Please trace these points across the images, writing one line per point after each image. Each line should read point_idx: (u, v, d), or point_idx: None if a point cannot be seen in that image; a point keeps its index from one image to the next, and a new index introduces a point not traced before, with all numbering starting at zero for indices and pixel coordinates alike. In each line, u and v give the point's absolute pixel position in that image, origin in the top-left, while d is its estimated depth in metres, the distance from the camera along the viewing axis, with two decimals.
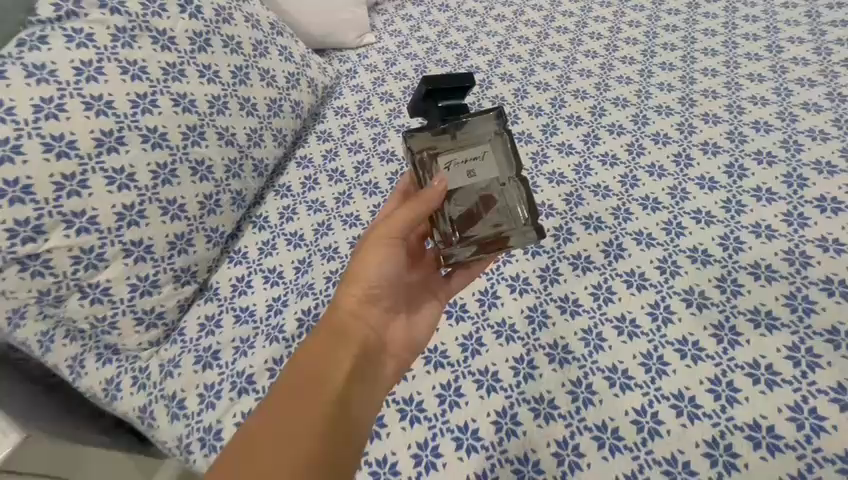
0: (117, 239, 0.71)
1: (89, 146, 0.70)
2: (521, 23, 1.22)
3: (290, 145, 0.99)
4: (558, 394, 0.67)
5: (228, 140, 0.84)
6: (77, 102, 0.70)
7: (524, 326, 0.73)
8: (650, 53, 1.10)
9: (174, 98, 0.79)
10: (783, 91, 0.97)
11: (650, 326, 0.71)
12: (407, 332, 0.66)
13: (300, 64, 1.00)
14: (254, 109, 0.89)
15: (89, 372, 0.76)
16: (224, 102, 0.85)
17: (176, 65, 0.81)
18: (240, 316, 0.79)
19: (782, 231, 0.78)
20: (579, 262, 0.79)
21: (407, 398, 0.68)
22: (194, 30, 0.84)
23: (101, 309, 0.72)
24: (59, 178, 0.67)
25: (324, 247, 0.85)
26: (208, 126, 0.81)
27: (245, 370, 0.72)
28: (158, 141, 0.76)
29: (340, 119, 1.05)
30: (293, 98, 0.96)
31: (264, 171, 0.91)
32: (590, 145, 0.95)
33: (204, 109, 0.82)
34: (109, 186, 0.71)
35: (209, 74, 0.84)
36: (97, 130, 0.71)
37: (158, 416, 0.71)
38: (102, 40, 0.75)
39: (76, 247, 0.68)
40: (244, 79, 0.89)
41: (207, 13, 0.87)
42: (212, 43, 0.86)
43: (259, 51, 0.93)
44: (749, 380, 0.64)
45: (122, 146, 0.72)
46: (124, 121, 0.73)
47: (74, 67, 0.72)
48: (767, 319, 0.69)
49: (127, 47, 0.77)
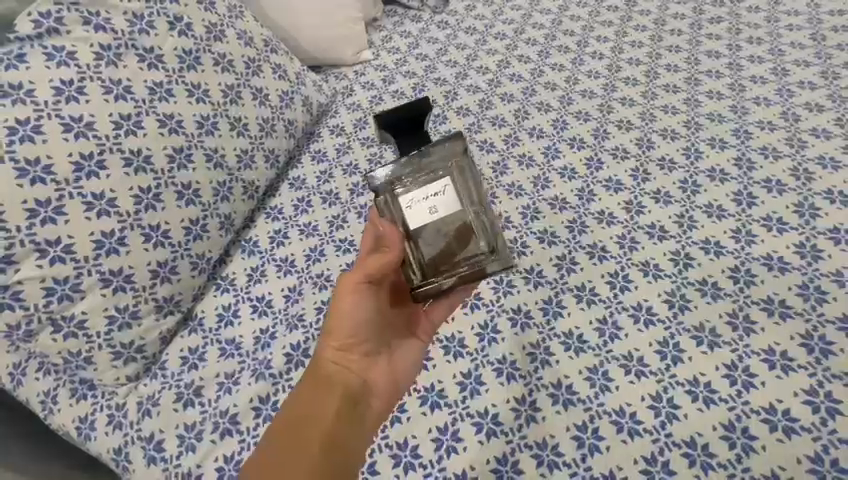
0: (95, 269, 0.67)
1: (66, 171, 0.67)
2: (523, 42, 1.20)
3: (283, 166, 0.95)
4: (562, 439, 0.63)
5: (217, 162, 0.80)
6: (56, 124, 0.68)
7: (526, 364, 0.69)
8: (653, 74, 1.08)
9: (160, 119, 0.75)
10: (790, 116, 0.95)
11: (660, 366, 0.67)
12: (390, 367, 0.66)
13: (295, 82, 0.97)
14: (244, 129, 0.85)
15: (62, 409, 0.70)
16: (213, 122, 0.81)
17: (164, 84, 0.78)
18: (225, 349, 0.74)
19: (794, 264, 0.75)
20: (583, 294, 0.75)
21: (401, 443, 0.64)
22: (183, 48, 0.81)
23: (76, 344, 0.68)
24: (33, 205, 0.65)
25: (316, 275, 0.81)
26: (196, 147, 0.78)
27: (229, 410, 0.68)
28: (142, 165, 0.72)
29: (336, 138, 1.01)
30: (286, 118, 0.93)
31: (255, 193, 0.87)
32: (594, 170, 0.91)
33: (192, 130, 0.78)
34: (87, 212, 0.68)
35: (198, 93, 0.81)
36: (76, 154, 0.68)
37: (134, 458, 0.67)
38: (85, 59, 0.72)
39: (50, 278, 0.65)
40: (236, 98, 0.85)
41: (198, 30, 0.84)
42: (202, 61, 0.83)
43: (251, 69, 0.90)
44: (766, 427, 0.61)
45: (102, 170, 0.69)
46: (105, 144, 0.70)
47: (54, 87, 0.69)
48: (784, 360, 0.65)
49: (111, 66, 0.74)
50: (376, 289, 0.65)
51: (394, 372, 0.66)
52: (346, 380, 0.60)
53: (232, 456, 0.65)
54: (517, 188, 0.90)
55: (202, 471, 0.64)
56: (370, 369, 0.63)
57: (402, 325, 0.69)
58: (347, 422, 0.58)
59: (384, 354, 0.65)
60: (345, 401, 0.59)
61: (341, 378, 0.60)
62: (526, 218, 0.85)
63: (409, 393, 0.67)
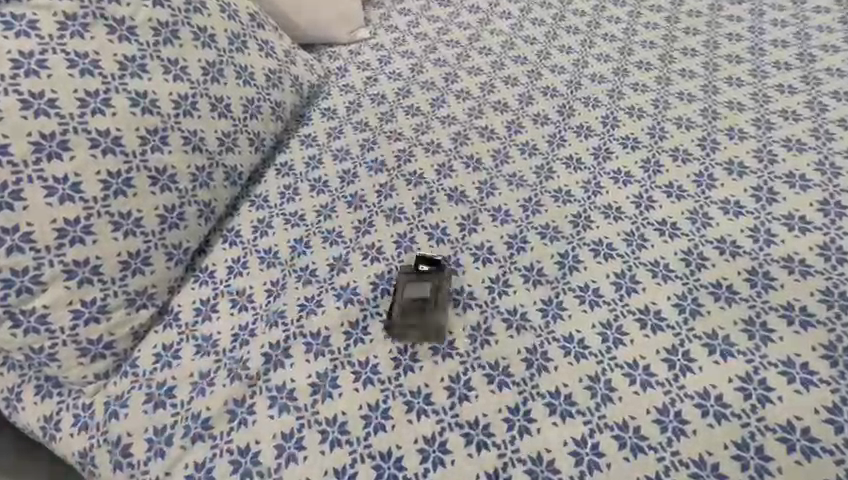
0: (58, 260, 0.63)
1: (25, 152, 0.61)
2: (529, 21, 1.12)
3: (271, 150, 0.89)
4: (559, 455, 0.58)
5: (196, 145, 0.75)
6: (13, 101, 0.62)
7: (521, 371, 0.64)
8: (668, 58, 1.00)
9: (132, 96, 0.70)
10: (817, 105, 0.88)
11: (667, 376, 0.62)
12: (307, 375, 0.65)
13: (283, 61, 0.91)
14: (227, 110, 0.79)
15: (27, 407, 0.66)
16: (193, 102, 0.76)
17: (136, 58, 0.72)
18: (201, 346, 0.69)
19: (817, 267, 0.69)
20: (587, 296, 0.69)
21: (384, 453, 0.59)
22: (158, 21, 0.75)
23: (38, 340, 0.63)
24: None
25: (301, 268, 0.76)
26: (171, 128, 0.72)
27: (201, 413, 0.63)
28: (111, 147, 0.67)
29: (327, 122, 0.95)
30: (273, 98, 0.87)
31: (239, 179, 0.81)
32: (602, 160, 0.85)
33: (168, 110, 0.72)
34: (49, 198, 0.62)
35: (175, 70, 0.75)
36: (36, 133, 0.62)
37: (100, 462, 0.62)
38: (47, 29, 0.66)
39: (8, 269, 0.60)
40: (218, 76, 0.79)
41: (175, 1, 0.78)
42: (180, 35, 0.77)
43: (235, 45, 0.83)
44: (782, 447, 0.55)
45: (65, 152, 0.64)
46: (69, 124, 0.64)
47: (12, 59, 0.63)
48: (804, 373, 0.60)
49: (77, 37, 0.68)
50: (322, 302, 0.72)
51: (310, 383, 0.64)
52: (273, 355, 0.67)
53: (203, 463, 0.60)
54: (518, 179, 0.84)
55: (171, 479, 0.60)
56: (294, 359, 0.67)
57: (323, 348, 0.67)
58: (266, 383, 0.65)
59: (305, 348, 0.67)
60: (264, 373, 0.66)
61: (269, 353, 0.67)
62: (527, 212, 0.79)
63: (395, 398, 0.63)
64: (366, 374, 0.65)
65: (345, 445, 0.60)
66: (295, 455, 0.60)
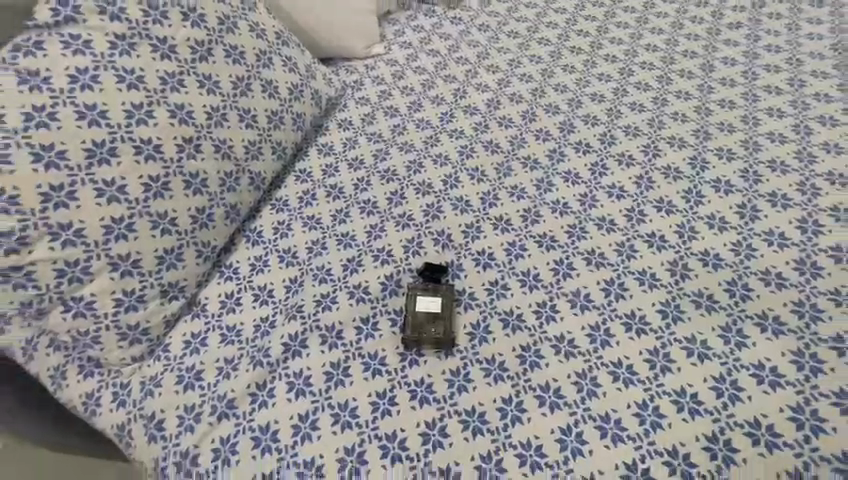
0: (105, 253, 0.70)
1: (79, 157, 0.69)
2: (535, 41, 1.19)
3: (290, 158, 0.97)
4: (546, 441, 0.64)
5: (225, 153, 0.83)
6: (70, 112, 0.69)
7: (515, 365, 0.70)
8: (666, 79, 1.07)
9: (171, 109, 0.77)
10: (803, 129, 0.94)
11: (648, 374, 0.68)
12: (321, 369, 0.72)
13: (304, 75, 0.99)
14: (253, 120, 0.87)
15: (71, 384, 0.74)
16: (223, 114, 0.83)
17: (175, 74, 0.80)
18: (226, 335, 0.76)
19: (791, 280, 0.75)
20: (578, 300, 0.76)
21: (389, 435, 0.66)
22: (196, 40, 0.83)
23: (84, 324, 0.70)
24: (47, 189, 0.67)
25: (317, 267, 0.83)
26: (204, 137, 0.80)
27: (226, 394, 0.70)
28: (152, 154, 0.75)
29: (343, 132, 1.02)
30: (294, 111, 0.95)
31: (261, 184, 0.89)
32: (598, 175, 0.91)
33: (202, 121, 0.80)
34: (98, 198, 0.70)
35: (209, 84, 0.83)
36: (88, 141, 0.70)
37: (136, 435, 0.70)
38: (100, 47, 0.74)
39: (61, 260, 0.68)
40: (246, 90, 0.87)
41: (211, 21, 0.85)
42: (214, 53, 0.85)
43: (262, 62, 0.91)
44: (749, 440, 0.61)
45: (113, 157, 0.72)
46: (117, 133, 0.72)
47: (70, 74, 0.71)
48: (773, 376, 0.66)
49: (125, 55, 0.76)
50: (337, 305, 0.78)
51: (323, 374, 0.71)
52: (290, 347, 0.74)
53: (228, 438, 0.67)
54: (519, 190, 0.90)
55: (199, 452, 0.67)
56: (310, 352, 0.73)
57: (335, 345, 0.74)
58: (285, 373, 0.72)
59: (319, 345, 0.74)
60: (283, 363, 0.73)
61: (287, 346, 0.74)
62: (527, 222, 0.86)
63: (400, 387, 0.70)
64: (375, 365, 0.72)
65: (354, 426, 0.67)
66: (310, 433, 0.67)
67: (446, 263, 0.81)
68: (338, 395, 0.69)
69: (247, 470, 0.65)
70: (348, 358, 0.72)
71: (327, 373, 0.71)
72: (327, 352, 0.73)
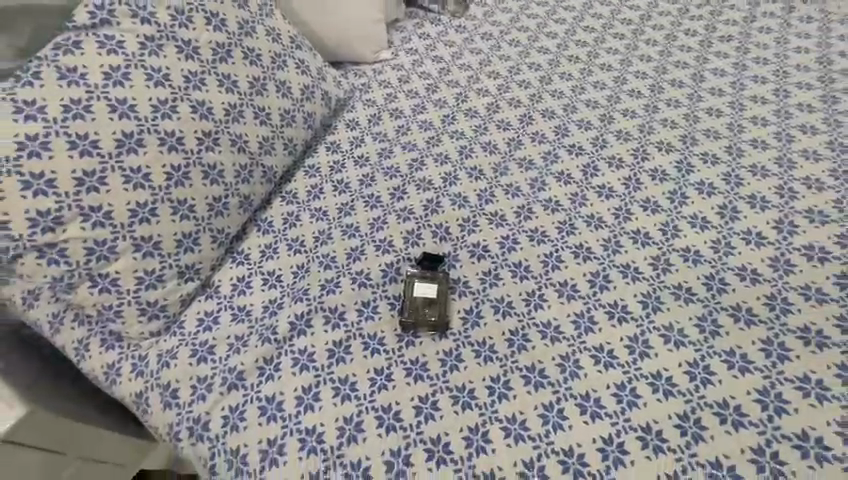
0: (129, 235, 0.75)
1: (110, 147, 0.73)
2: (565, 57, 1.19)
3: (300, 153, 1.01)
4: (588, 449, 0.65)
5: (241, 147, 0.86)
6: (104, 106, 0.74)
7: (554, 373, 0.72)
8: (696, 97, 1.07)
9: (193, 106, 0.81)
10: (837, 146, 0.94)
11: (689, 386, 0.68)
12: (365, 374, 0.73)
13: (316, 77, 1.02)
14: (267, 118, 0.91)
15: (124, 381, 0.77)
16: (240, 111, 0.87)
17: (198, 74, 0.83)
18: (264, 335, 0.77)
19: (832, 295, 0.75)
20: (615, 311, 0.77)
21: (434, 439, 0.67)
22: (217, 42, 0.87)
23: (155, 326, 0.78)
24: (134, 206, 0.75)
25: (355, 272, 0.84)
26: (223, 132, 0.84)
27: (273, 396, 0.71)
28: (175, 146, 0.79)
29: (351, 132, 1.06)
30: (306, 110, 0.99)
31: (273, 177, 0.93)
32: (632, 189, 0.92)
33: (221, 117, 0.84)
34: (126, 185, 0.74)
35: (228, 83, 0.86)
36: (118, 132, 0.74)
37: (184, 435, 0.71)
38: (132, 47, 0.79)
39: (91, 240, 0.72)
40: (261, 90, 0.91)
41: (231, 26, 0.90)
42: (234, 54, 0.89)
43: (277, 64, 0.95)
44: (796, 452, 0.62)
45: (140, 148, 0.76)
46: (144, 126, 0.76)
47: (104, 71, 0.76)
48: (817, 389, 0.67)
49: (154, 56, 0.80)
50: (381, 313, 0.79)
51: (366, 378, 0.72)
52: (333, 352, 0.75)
53: (274, 440, 0.68)
54: (554, 203, 0.92)
55: (247, 451, 0.68)
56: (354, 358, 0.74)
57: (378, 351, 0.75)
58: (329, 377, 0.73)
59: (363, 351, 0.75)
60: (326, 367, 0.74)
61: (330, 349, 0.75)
62: (562, 233, 0.87)
63: (442, 392, 0.71)
64: (416, 370, 0.73)
65: (398, 429, 0.68)
66: (355, 436, 0.68)
67: (442, 254, 0.85)
68: (382, 401, 0.70)
69: (293, 470, 0.67)
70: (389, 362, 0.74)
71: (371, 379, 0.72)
72: (369, 358, 0.74)
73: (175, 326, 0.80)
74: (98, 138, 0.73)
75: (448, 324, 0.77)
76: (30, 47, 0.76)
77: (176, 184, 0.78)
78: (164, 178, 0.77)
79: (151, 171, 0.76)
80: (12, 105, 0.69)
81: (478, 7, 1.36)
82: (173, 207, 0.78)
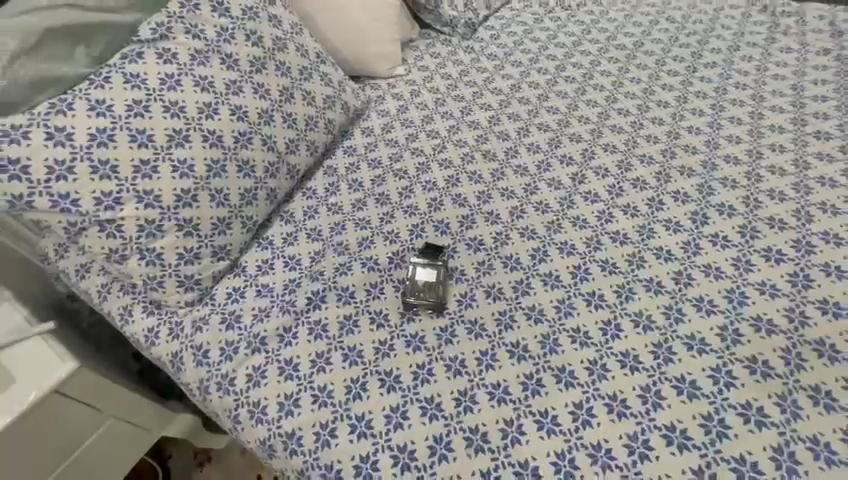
0: (174, 217, 0.87)
1: (163, 141, 0.87)
2: (562, 78, 1.32)
3: (321, 155, 1.13)
4: (561, 412, 0.75)
5: (270, 146, 0.99)
6: (159, 106, 0.88)
7: (536, 349, 0.82)
8: (679, 116, 1.18)
9: (232, 108, 0.94)
10: (801, 163, 1.05)
11: (652, 363, 0.79)
12: (370, 344, 0.84)
13: (337, 89, 1.15)
14: (294, 122, 1.04)
15: (162, 343, 0.88)
16: (271, 115, 1.00)
17: (237, 82, 0.96)
18: (284, 307, 0.88)
19: (785, 290, 0.85)
20: (593, 300, 0.87)
21: (429, 399, 0.78)
22: (254, 56, 1.00)
23: (191, 296, 0.90)
24: (179, 192, 0.87)
25: (365, 258, 0.96)
26: (256, 132, 0.97)
27: (291, 358, 0.83)
28: (216, 142, 0.91)
29: (365, 138, 1.19)
30: (328, 117, 1.11)
31: (296, 175, 1.06)
32: (615, 195, 1.03)
33: (254, 119, 0.97)
34: (174, 174, 0.87)
35: (261, 91, 0.99)
36: (170, 129, 0.88)
37: (213, 389, 0.83)
38: (184, 58, 0.92)
39: (143, 219, 0.85)
40: (289, 98, 1.04)
41: (266, 42, 1.03)
42: (267, 66, 1.02)
43: (304, 75, 1.08)
44: (740, 419, 0.72)
45: (187, 143, 0.89)
46: (191, 124, 0.90)
47: (161, 78, 0.89)
48: (764, 368, 0.76)
49: (202, 66, 0.94)
50: (386, 292, 0.91)
51: (372, 347, 0.83)
52: (344, 325, 0.86)
53: (291, 395, 0.80)
54: (544, 206, 1.03)
55: (267, 403, 0.80)
56: (361, 330, 0.85)
57: (382, 325, 0.86)
58: (339, 345, 0.84)
59: (370, 324, 0.86)
60: (337, 337, 0.85)
61: (342, 322, 0.86)
62: (550, 232, 0.98)
63: (437, 361, 0.82)
64: (416, 342, 0.84)
65: (398, 390, 0.79)
66: (360, 393, 0.79)
67: (442, 246, 0.97)
68: (385, 366, 0.81)
69: (307, 421, 0.77)
70: (392, 335, 0.85)
71: (375, 347, 0.83)
72: (375, 330, 0.85)
73: (208, 297, 0.91)
74: (154, 133, 0.86)
75: (445, 305, 0.88)
76: (103, 55, 0.89)
77: (215, 175, 0.91)
78: (205, 169, 0.90)
79: (195, 163, 0.89)
80: (87, 103, 0.83)
81: (485, 30, 1.50)
82: (212, 195, 0.90)
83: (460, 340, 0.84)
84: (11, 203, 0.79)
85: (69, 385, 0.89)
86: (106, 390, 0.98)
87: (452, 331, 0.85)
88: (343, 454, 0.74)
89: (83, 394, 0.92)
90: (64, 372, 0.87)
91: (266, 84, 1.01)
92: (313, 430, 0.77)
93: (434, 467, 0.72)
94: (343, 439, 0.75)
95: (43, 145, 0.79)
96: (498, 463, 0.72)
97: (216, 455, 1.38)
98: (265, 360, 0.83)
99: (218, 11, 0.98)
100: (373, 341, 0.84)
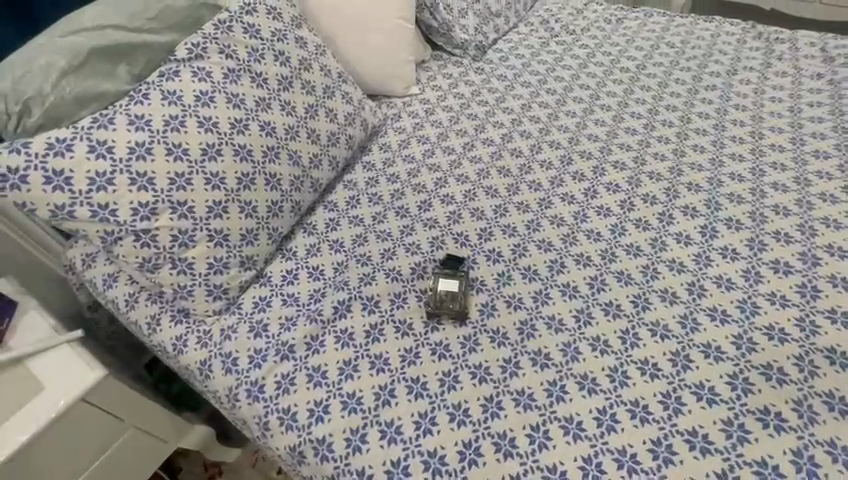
0: (206, 228, 0.90)
1: (197, 154, 0.90)
2: (570, 98, 1.37)
3: (341, 169, 1.17)
4: (585, 417, 0.78)
5: (296, 160, 1.02)
6: (194, 121, 0.91)
7: (558, 357, 0.85)
8: (684, 135, 1.24)
9: (261, 124, 0.98)
10: (803, 180, 1.10)
11: (671, 370, 0.81)
12: (396, 351, 0.86)
13: (357, 107, 1.19)
14: (317, 138, 1.07)
15: (190, 351, 0.90)
16: (297, 131, 1.04)
17: (266, 99, 1.01)
18: (310, 316, 0.90)
19: (794, 300, 0.89)
20: (610, 309, 0.91)
21: (456, 405, 0.80)
22: (282, 75, 1.05)
23: (219, 305, 0.92)
24: (211, 204, 0.90)
25: (388, 268, 0.98)
26: (282, 147, 1.00)
27: (319, 366, 0.85)
28: (246, 156, 0.95)
29: (384, 154, 1.23)
30: (349, 133, 1.15)
31: (319, 188, 1.09)
32: (627, 210, 1.08)
33: (282, 135, 1.01)
34: (207, 186, 0.90)
35: (288, 109, 1.03)
36: (203, 143, 0.91)
37: (243, 396, 0.85)
38: (217, 76, 0.96)
39: (177, 229, 0.88)
40: (313, 114, 1.08)
41: (294, 62, 1.07)
42: (294, 85, 1.06)
43: (327, 93, 1.12)
44: (759, 424, 0.75)
45: (219, 156, 0.92)
46: (223, 139, 0.93)
47: (195, 95, 0.93)
48: (778, 375, 0.79)
49: (234, 83, 0.98)
50: (408, 301, 0.93)
51: (398, 355, 0.86)
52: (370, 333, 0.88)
53: (321, 402, 0.82)
54: (558, 219, 1.07)
55: (298, 409, 0.82)
56: (387, 338, 0.88)
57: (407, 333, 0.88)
58: (365, 353, 0.86)
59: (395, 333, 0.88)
60: (364, 345, 0.87)
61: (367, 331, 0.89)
62: (566, 244, 1.02)
63: (462, 369, 0.84)
64: (440, 350, 0.86)
65: (426, 396, 0.81)
66: (389, 400, 0.81)
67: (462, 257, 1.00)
68: (411, 373, 0.83)
69: (337, 426, 0.80)
70: (417, 343, 0.87)
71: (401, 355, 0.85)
72: (400, 339, 0.88)
73: (234, 306, 0.93)
74: (188, 147, 0.90)
75: (467, 314, 0.91)
76: (142, 73, 0.95)
77: (245, 187, 0.94)
78: (236, 182, 0.93)
79: (227, 176, 0.92)
80: (127, 118, 0.87)
81: (494, 53, 1.56)
82: (241, 206, 0.93)
83: (483, 347, 0.86)
84: (53, 213, 0.84)
85: (94, 396, 0.90)
86: (129, 400, 0.97)
87: (475, 339, 0.87)
88: (374, 459, 0.77)
89: (107, 405, 0.93)
90: (90, 382, 0.87)
91: (293, 102, 1.05)
92: (344, 436, 0.79)
93: (464, 472, 0.74)
94: (374, 444, 0.78)
95: (86, 157, 0.84)
96: (526, 468, 0.74)
97: (227, 468, 1.36)
98: (293, 368, 0.85)
99: (249, 33, 1.03)
100: (399, 350, 0.86)
